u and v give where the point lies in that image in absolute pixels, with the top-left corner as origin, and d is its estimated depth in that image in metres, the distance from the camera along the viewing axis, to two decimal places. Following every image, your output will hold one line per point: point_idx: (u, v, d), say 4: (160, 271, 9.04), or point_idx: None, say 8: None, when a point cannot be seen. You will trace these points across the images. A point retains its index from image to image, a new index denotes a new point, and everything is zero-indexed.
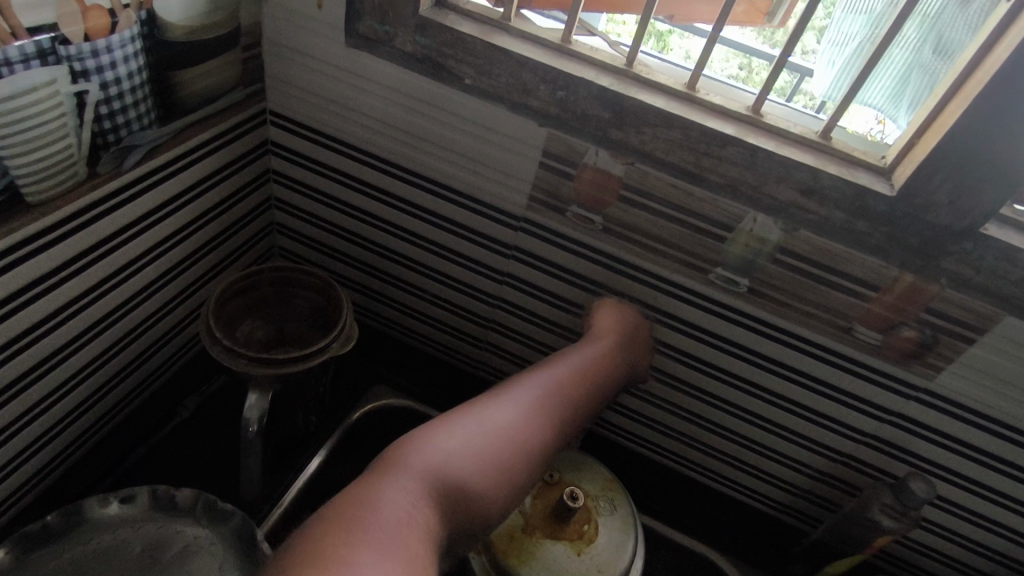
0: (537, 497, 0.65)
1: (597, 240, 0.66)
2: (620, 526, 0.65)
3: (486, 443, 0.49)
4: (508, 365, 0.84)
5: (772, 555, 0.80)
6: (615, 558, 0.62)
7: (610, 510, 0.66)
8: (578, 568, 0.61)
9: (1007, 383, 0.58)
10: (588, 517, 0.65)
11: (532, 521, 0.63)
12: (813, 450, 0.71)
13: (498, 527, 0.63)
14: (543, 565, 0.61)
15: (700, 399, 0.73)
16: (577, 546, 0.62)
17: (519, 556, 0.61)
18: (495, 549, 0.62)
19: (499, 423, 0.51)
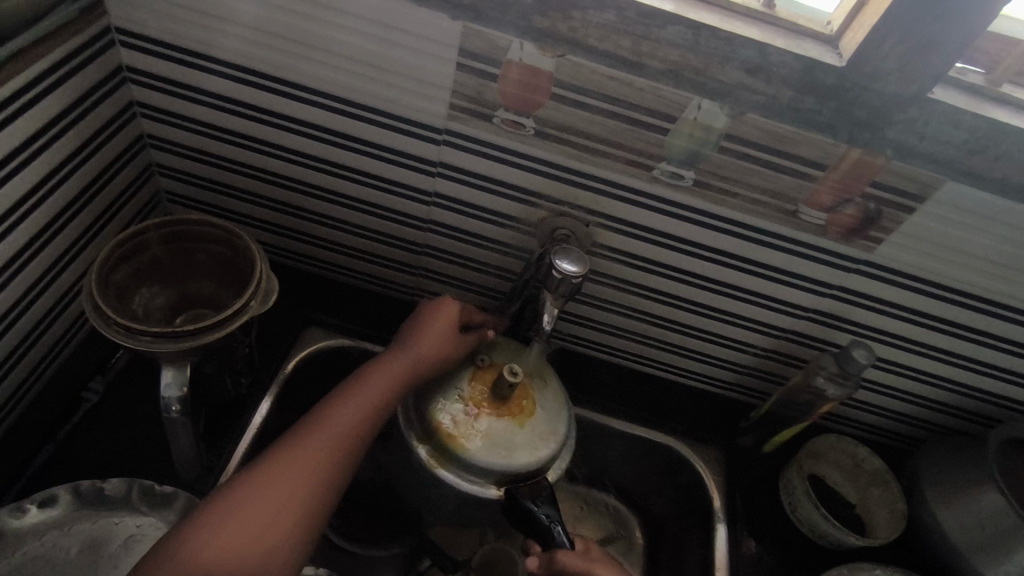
0: (473, 380, 0.63)
1: (530, 147, 0.60)
2: (550, 396, 0.65)
3: (272, 506, 0.50)
4: (447, 289, 0.79)
5: (727, 431, 0.82)
6: (552, 426, 0.63)
7: (539, 384, 0.66)
8: (523, 439, 0.61)
9: (941, 246, 0.59)
10: (523, 392, 0.64)
11: (472, 404, 0.62)
12: (760, 331, 0.73)
13: (440, 414, 0.61)
14: (490, 440, 0.60)
15: (649, 298, 0.72)
16: (518, 420, 0.62)
17: (464, 437, 0.60)
18: (443, 436, 0.60)
19: (288, 492, 0.51)
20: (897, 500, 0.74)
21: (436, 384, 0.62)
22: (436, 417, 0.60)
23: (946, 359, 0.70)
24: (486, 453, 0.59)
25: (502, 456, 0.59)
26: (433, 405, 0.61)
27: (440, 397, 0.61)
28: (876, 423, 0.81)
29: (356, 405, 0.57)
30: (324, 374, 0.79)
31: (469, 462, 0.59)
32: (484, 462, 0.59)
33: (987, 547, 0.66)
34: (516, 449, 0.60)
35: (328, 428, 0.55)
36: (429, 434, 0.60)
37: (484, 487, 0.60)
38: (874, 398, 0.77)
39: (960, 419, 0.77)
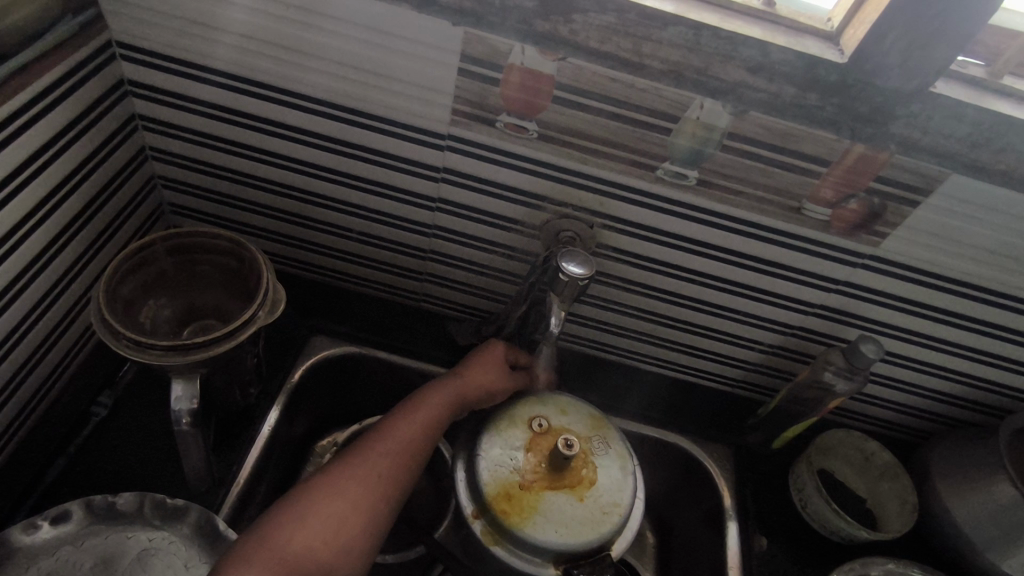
0: (531, 447, 0.62)
1: (533, 150, 0.60)
2: (614, 463, 0.63)
3: (334, 515, 0.52)
4: (452, 294, 0.79)
5: (735, 428, 0.82)
6: (617, 495, 0.61)
7: (604, 450, 0.64)
8: (583, 513, 0.59)
9: (947, 239, 0.59)
10: (584, 460, 0.62)
11: (530, 475, 0.60)
12: (765, 327, 0.73)
13: (496, 487, 0.59)
14: (549, 515, 0.58)
15: (655, 298, 0.72)
16: (578, 492, 0.60)
17: (522, 513, 0.58)
18: (497, 512, 0.58)
19: (347, 500, 0.53)
20: (908, 493, 0.74)
21: (495, 451, 0.61)
22: (491, 491, 0.59)
23: (953, 351, 0.70)
24: (545, 531, 0.57)
25: (561, 532, 0.57)
26: (492, 476, 0.60)
27: (496, 466, 0.60)
28: (884, 417, 0.81)
29: (416, 423, 0.60)
30: (329, 382, 0.78)
31: (526, 540, 0.57)
32: (542, 540, 0.57)
33: (999, 538, 0.67)
34: (576, 525, 0.58)
35: (390, 443, 0.58)
36: (483, 507, 0.59)
37: (542, 565, 0.58)
38: (881, 392, 0.77)
39: (968, 410, 0.77)
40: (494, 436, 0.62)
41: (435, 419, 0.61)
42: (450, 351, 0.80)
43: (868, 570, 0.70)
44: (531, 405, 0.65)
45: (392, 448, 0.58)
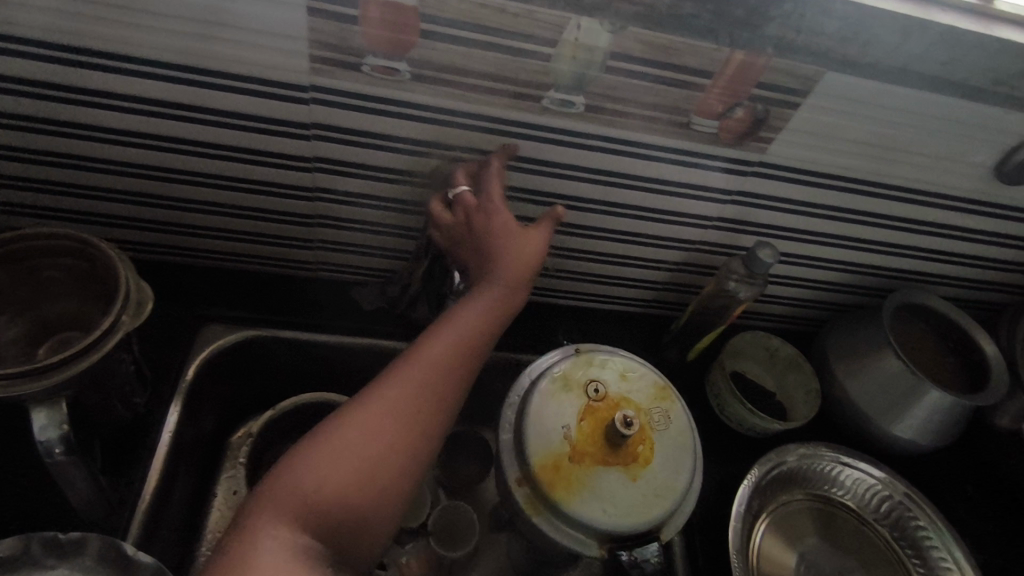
0: (587, 417, 0.60)
1: (409, 93, 0.55)
2: (673, 441, 0.61)
3: (380, 426, 0.48)
4: (350, 259, 0.74)
5: (650, 347, 0.84)
6: (673, 478, 0.59)
7: (664, 424, 0.62)
8: (640, 492, 0.57)
9: (826, 138, 0.61)
10: (640, 439, 0.60)
11: (583, 445, 0.58)
12: (669, 246, 0.74)
13: (545, 455, 0.57)
14: (599, 491, 0.56)
15: (559, 232, 0.71)
16: (633, 472, 0.58)
17: (569, 488, 0.56)
18: (543, 480, 0.56)
19: (394, 413, 0.48)
20: (811, 381, 0.80)
21: (547, 419, 0.59)
22: (539, 459, 0.56)
23: (839, 244, 0.74)
24: (592, 508, 0.55)
25: (609, 511, 0.56)
26: (541, 445, 0.58)
27: (548, 431, 0.58)
28: (784, 312, 0.86)
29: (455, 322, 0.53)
30: (232, 372, 0.73)
31: (572, 513, 0.55)
32: (589, 518, 0.55)
33: (889, 408, 0.75)
34: (626, 505, 0.56)
35: (418, 371, 0.50)
36: (529, 474, 0.57)
37: (585, 544, 0.55)
38: (778, 291, 0.81)
39: (855, 295, 0.83)
40: (548, 399, 0.60)
41: (462, 348, 0.52)
42: (358, 318, 0.76)
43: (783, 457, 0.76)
44: (587, 368, 0.64)
45: (421, 379, 0.50)
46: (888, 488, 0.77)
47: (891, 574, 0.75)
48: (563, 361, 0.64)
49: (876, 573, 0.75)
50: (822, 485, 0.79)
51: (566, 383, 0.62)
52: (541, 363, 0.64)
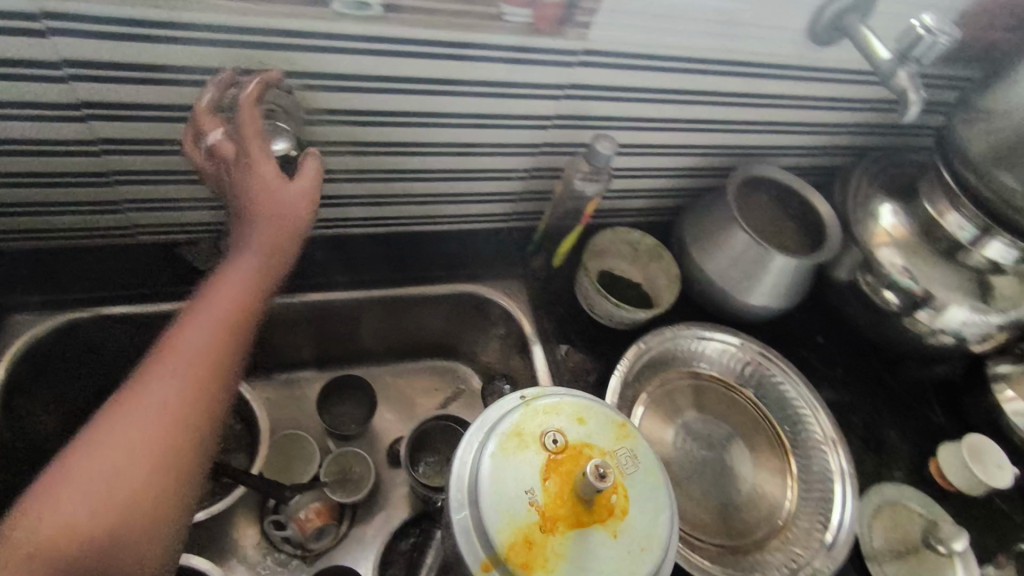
0: (551, 477, 0.57)
1: (169, 10, 0.48)
2: (642, 484, 0.59)
3: (159, 403, 0.47)
4: (169, 216, 0.66)
5: (516, 259, 0.84)
6: (649, 525, 0.57)
7: (633, 467, 0.60)
8: (618, 550, 0.55)
9: (642, 16, 0.59)
10: (613, 490, 0.58)
11: (551, 509, 0.56)
12: (514, 153, 0.71)
13: (512, 532, 0.54)
14: (576, 560, 0.54)
15: (394, 154, 0.66)
16: (610, 527, 0.56)
17: (546, 563, 0.54)
18: (515, 561, 0.53)
19: (174, 385, 0.48)
20: (671, 267, 0.83)
21: (509, 488, 0.56)
22: (506, 539, 0.54)
23: (679, 128, 0.74)
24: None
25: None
26: (507, 522, 0.54)
27: (510, 503, 0.55)
28: (642, 205, 0.87)
29: (234, 285, 0.53)
30: (61, 365, 0.67)
31: None
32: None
33: (743, 280, 0.79)
34: (610, 567, 0.55)
35: (187, 349, 0.50)
36: (497, 555, 0.54)
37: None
38: (631, 184, 0.82)
39: (705, 178, 0.85)
40: (503, 466, 0.57)
41: (228, 318, 0.52)
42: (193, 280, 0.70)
43: (651, 341, 0.79)
44: (539, 418, 0.60)
45: (190, 358, 0.49)
46: (745, 352, 0.84)
47: (765, 436, 0.82)
48: (511, 416, 0.60)
49: (760, 446, 0.81)
50: (688, 363, 0.84)
51: (523, 442, 0.58)
52: (488, 422, 0.60)
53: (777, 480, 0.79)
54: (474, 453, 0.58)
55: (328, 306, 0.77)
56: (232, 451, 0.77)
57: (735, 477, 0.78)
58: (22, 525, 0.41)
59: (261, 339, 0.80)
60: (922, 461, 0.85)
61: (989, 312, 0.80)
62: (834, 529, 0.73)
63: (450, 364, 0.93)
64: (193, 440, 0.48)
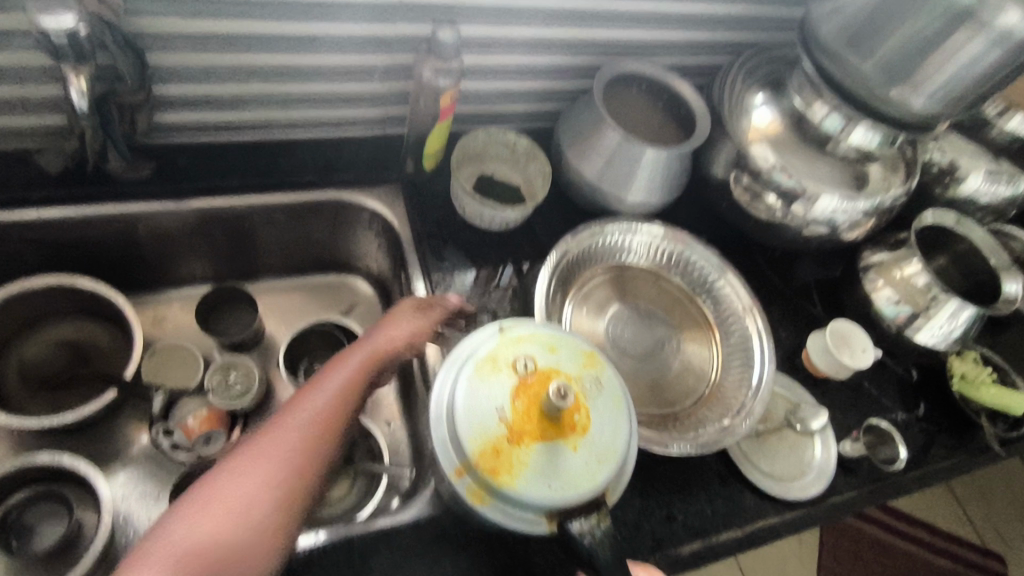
0: (521, 396, 0.55)
1: None
2: (607, 406, 0.57)
3: (284, 457, 0.52)
4: (8, 120, 0.65)
5: (393, 165, 0.84)
6: (611, 442, 0.55)
7: (600, 390, 0.58)
8: (581, 462, 0.53)
9: None
10: (577, 406, 0.56)
11: (520, 424, 0.54)
12: (365, 50, 0.70)
13: (480, 445, 0.53)
14: (540, 471, 0.52)
15: (233, 50, 0.66)
16: (572, 441, 0.54)
17: (508, 472, 0.52)
18: (482, 470, 0.52)
19: (297, 446, 0.53)
20: (545, 166, 0.84)
21: (477, 402, 0.55)
22: (472, 448, 0.52)
23: (537, 20, 0.73)
24: (534, 487, 0.52)
25: (552, 486, 0.52)
26: (473, 433, 0.53)
27: (481, 418, 0.54)
28: (520, 109, 0.87)
29: (345, 359, 0.61)
30: None
31: (515, 498, 0.52)
32: (533, 498, 0.52)
33: (615, 177, 0.80)
34: (569, 478, 0.53)
35: (298, 411, 0.56)
36: (468, 463, 0.53)
37: (533, 524, 0.53)
38: (504, 85, 0.82)
39: (579, 77, 0.84)
40: (476, 385, 0.56)
41: (345, 384, 0.59)
42: (45, 187, 0.70)
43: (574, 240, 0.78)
44: (513, 345, 0.58)
45: (294, 423, 0.55)
46: (666, 241, 0.84)
47: (686, 314, 0.84)
48: (486, 342, 0.58)
49: (684, 327, 0.83)
50: (611, 257, 0.84)
51: (490, 364, 0.57)
52: (464, 349, 0.59)
53: (705, 353, 0.81)
54: (448, 374, 0.58)
55: (189, 214, 0.75)
56: (116, 358, 0.80)
57: (664, 354, 0.81)
58: (172, 541, 0.46)
59: (130, 253, 0.79)
60: (796, 352, 0.88)
61: (858, 199, 0.80)
62: (755, 386, 0.74)
63: (340, 280, 0.95)
64: (312, 484, 0.53)
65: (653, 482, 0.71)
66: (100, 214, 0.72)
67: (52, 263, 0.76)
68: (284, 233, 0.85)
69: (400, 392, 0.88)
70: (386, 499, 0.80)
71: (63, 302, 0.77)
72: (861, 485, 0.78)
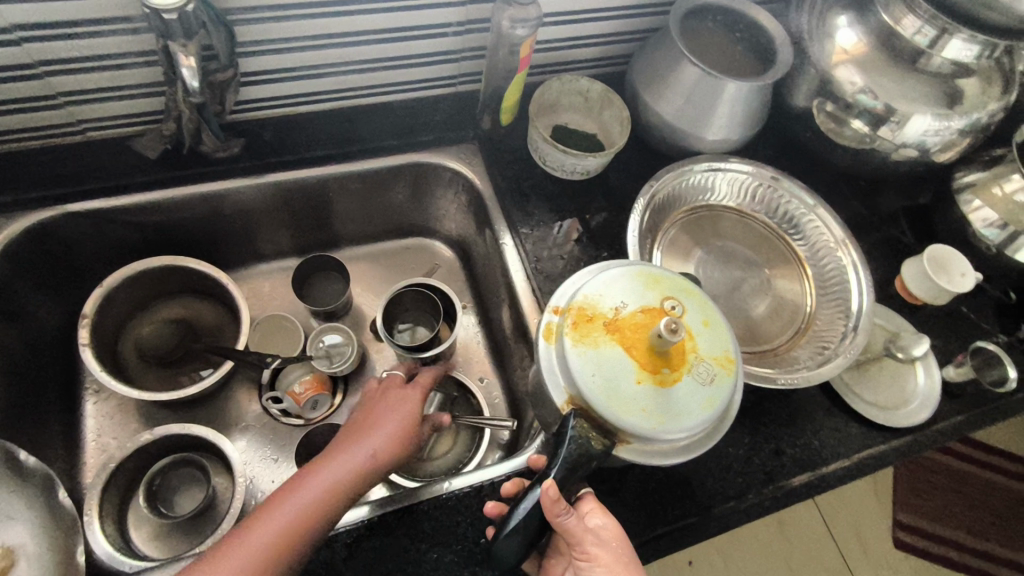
0: (647, 315, 0.57)
1: None
2: (698, 397, 0.55)
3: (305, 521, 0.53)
4: (115, 106, 0.67)
5: (468, 124, 0.85)
6: (670, 415, 0.53)
7: (706, 380, 0.56)
8: (631, 392, 0.54)
9: None
10: (678, 365, 0.55)
11: (625, 326, 0.56)
12: (442, 6, 0.70)
13: (587, 303, 0.58)
14: (599, 362, 0.55)
15: (318, 19, 0.66)
16: (643, 376, 0.54)
17: (584, 336, 0.56)
18: (573, 316, 0.57)
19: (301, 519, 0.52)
20: (622, 111, 0.82)
21: (619, 291, 0.58)
22: (580, 301, 0.57)
23: None
24: (585, 361, 0.54)
25: (594, 378, 0.54)
26: (593, 300, 0.58)
27: (605, 293, 0.58)
28: (591, 54, 0.86)
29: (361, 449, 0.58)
30: (44, 268, 0.71)
31: (565, 352, 0.55)
32: (576, 367, 0.54)
33: (696, 115, 0.78)
34: (611, 389, 0.53)
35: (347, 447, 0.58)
36: (567, 308, 0.58)
37: (558, 390, 0.55)
38: (576, 29, 0.80)
39: (651, 15, 0.82)
40: (624, 278, 0.59)
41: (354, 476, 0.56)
42: (149, 171, 0.73)
43: (659, 180, 0.78)
44: (680, 290, 0.60)
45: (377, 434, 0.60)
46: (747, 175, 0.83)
47: (772, 249, 0.83)
48: (665, 270, 0.61)
49: (772, 263, 0.82)
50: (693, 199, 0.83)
51: (649, 282, 0.59)
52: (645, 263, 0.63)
53: (797, 289, 0.80)
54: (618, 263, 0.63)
55: (278, 187, 0.77)
56: (220, 330, 0.83)
57: (754, 292, 0.80)
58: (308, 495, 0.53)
59: (229, 232, 0.82)
60: (889, 281, 0.86)
61: (951, 117, 0.77)
62: (854, 315, 0.74)
63: (420, 244, 0.96)
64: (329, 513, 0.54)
65: (760, 418, 0.71)
66: (203, 193, 0.74)
67: (160, 245, 0.79)
68: (369, 200, 0.86)
69: (490, 348, 0.91)
70: (491, 451, 0.82)
71: (173, 282, 0.81)
72: (968, 409, 0.77)
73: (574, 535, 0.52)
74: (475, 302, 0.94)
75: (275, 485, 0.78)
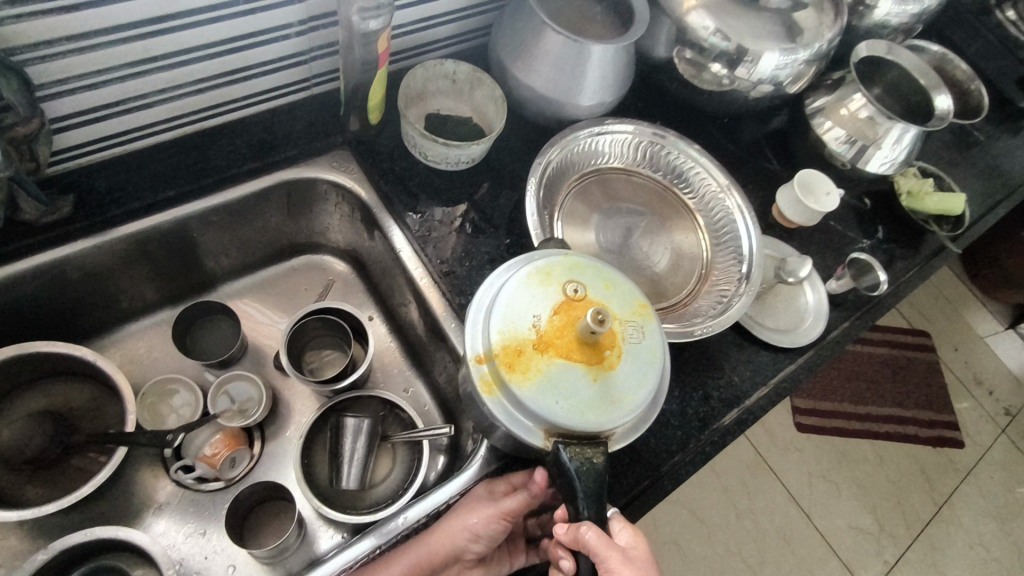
0: (561, 313, 0.56)
1: None
2: (644, 358, 0.56)
3: None
4: None
5: (334, 128, 0.78)
6: (634, 390, 0.55)
7: (640, 339, 0.57)
8: (594, 393, 0.54)
9: None
10: (612, 342, 0.56)
11: (552, 337, 0.55)
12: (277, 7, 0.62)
13: (507, 338, 0.55)
14: (553, 387, 0.53)
15: (133, 42, 0.56)
16: (594, 371, 0.54)
17: (525, 373, 0.53)
18: (501, 359, 0.54)
19: None
20: (493, 89, 0.78)
21: (524, 304, 0.56)
22: (499, 340, 0.54)
23: None
24: (542, 396, 0.53)
25: (561, 404, 0.53)
26: (508, 329, 0.55)
27: (515, 317, 0.55)
28: (447, 33, 0.82)
29: (440, 537, 0.61)
30: None
31: (519, 398, 0.53)
32: (538, 406, 0.53)
33: (569, 83, 0.76)
34: (578, 403, 0.53)
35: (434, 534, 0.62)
36: (491, 352, 0.55)
37: (532, 432, 0.54)
38: (427, 10, 0.75)
39: None
40: (522, 290, 0.57)
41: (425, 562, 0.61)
42: None
43: (544, 158, 0.76)
44: (572, 270, 0.59)
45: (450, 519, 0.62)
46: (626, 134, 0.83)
47: (662, 201, 0.85)
48: (548, 257, 0.59)
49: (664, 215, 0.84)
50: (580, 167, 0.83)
51: (544, 279, 0.57)
52: (528, 258, 0.60)
53: (692, 236, 0.83)
54: (503, 275, 0.60)
55: (131, 240, 0.68)
56: (99, 411, 0.73)
57: (654, 247, 0.82)
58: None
59: (83, 299, 0.71)
60: (767, 210, 0.91)
61: (796, 50, 0.81)
62: (747, 256, 0.78)
63: (307, 262, 0.89)
64: None
65: (683, 368, 0.75)
66: (39, 265, 0.63)
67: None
68: (240, 230, 0.78)
69: (407, 357, 0.87)
70: (433, 461, 0.80)
71: (25, 372, 0.69)
72: (851, 314, 0.85)
73: (600, 553, 0.48)
74: (381, 311, 0.89)
75: (209, 560, 0.72)
